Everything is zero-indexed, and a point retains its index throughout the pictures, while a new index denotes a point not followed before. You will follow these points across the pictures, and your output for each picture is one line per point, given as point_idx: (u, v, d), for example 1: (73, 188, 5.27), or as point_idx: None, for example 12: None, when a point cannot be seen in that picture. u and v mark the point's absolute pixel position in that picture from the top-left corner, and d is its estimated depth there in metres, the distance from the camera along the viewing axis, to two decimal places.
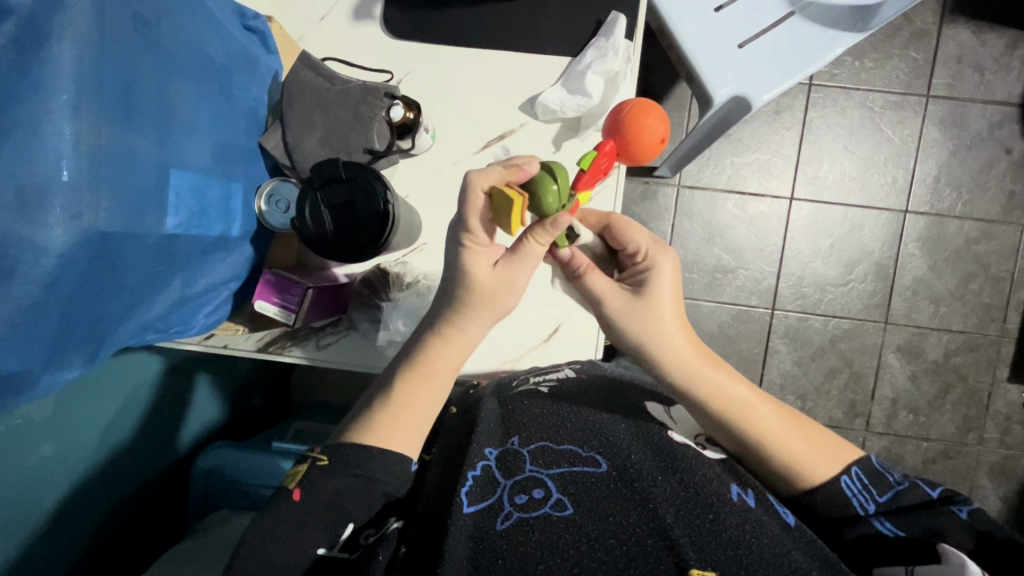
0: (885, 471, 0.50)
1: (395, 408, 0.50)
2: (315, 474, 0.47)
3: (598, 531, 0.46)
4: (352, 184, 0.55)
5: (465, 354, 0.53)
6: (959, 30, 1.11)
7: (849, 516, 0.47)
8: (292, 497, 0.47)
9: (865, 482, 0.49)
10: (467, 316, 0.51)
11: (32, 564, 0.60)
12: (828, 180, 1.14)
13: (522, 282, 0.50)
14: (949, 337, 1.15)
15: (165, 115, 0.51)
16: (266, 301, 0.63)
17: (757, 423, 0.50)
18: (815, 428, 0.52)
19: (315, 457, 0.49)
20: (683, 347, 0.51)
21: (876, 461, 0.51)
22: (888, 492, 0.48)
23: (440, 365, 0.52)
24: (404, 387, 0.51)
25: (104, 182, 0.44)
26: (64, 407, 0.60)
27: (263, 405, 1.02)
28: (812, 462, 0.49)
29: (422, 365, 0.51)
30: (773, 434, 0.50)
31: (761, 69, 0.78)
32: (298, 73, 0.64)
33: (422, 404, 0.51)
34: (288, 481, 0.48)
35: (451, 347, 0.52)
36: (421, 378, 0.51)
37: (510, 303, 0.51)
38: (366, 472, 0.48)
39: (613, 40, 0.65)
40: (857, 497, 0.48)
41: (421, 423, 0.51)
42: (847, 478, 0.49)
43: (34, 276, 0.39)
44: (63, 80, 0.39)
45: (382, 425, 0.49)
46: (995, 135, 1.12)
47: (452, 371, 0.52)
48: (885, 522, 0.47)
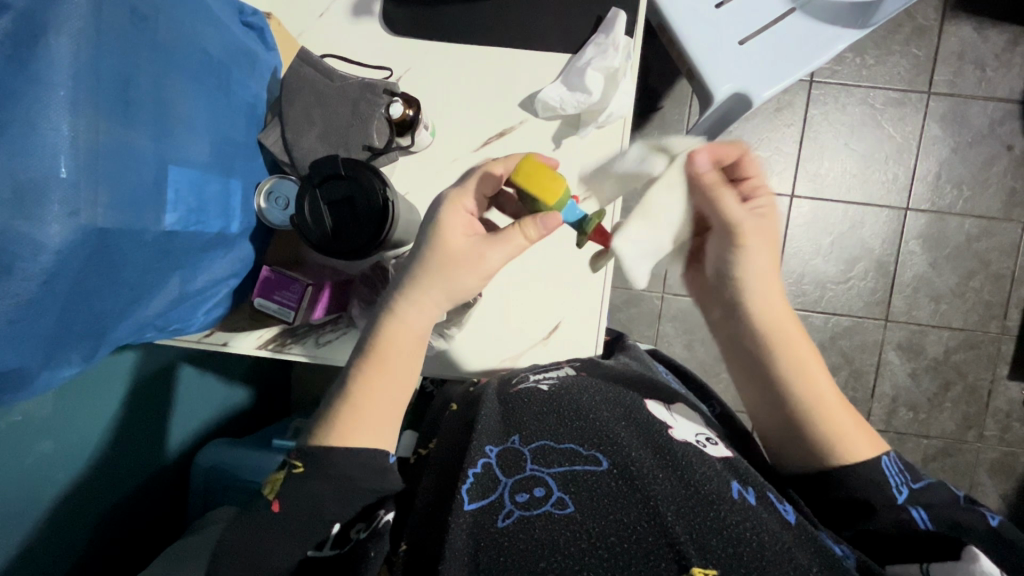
0: (887, 469, 0.50)
1: (352, 405, 0.50)
2: (294, 481, 0.48)
3: (599, 529, 0.46)
4: (352, 181, 0.55)
5: (420, 335, 0.52)
6: (960, 26, 1.11)
7: (882, 501, 0.48)
8: (270, 507, 0.48)
9: (901, 468, 0.51)
10: (420, 288, 0.51)
11: (33, 561, 0.60)
12: (829, 177, 1.14)
13: (495, 257, 0.51)
14: (950, 334, 1.15)
15: (164, 111, 0.50)
16: (265, 298, 0.63)
17: (812, 388, 0.53)
18: (858, 418, 0.54)
19: (290, 464, 0.49)
20: (775, 302, 0.55)
21: (885, 462, 0.51)
22: (921, 480, 0.50)
23: (397, 349, 0.51)
24: (361, 377, 0.50)
25: (102, 178, 0.43)
26: (62, 405, 0.60)
27: (263, 402, 1.02)
28: (850, 440, 0.52)
29: (375, 351, 0.51)
30: (823, 405, 0.53)
31: (762, 65, 0.78)
32: (298, 70, 0.63)
33: (381, 398, 0.51)
34: (267, 489, 0.49)
35: (405, 326, 0.51)
36: (377, 372, 0.51)
37: (470, 284, 0.52)
38: (340, 472, 0.47)
39: (613, 36, 0.65)
40: (894, 479, 0.50)
41: (391, 409, 0.51)
42: (886, 459, 0.51)
43: (33, 272, 0.39)
44: (60, 76, 0.39)
45: (336, 427, 0.49)
46: (996, 131, 1.12)
47: (411, 351, 0.52)
48: (920, 510, 0.48)
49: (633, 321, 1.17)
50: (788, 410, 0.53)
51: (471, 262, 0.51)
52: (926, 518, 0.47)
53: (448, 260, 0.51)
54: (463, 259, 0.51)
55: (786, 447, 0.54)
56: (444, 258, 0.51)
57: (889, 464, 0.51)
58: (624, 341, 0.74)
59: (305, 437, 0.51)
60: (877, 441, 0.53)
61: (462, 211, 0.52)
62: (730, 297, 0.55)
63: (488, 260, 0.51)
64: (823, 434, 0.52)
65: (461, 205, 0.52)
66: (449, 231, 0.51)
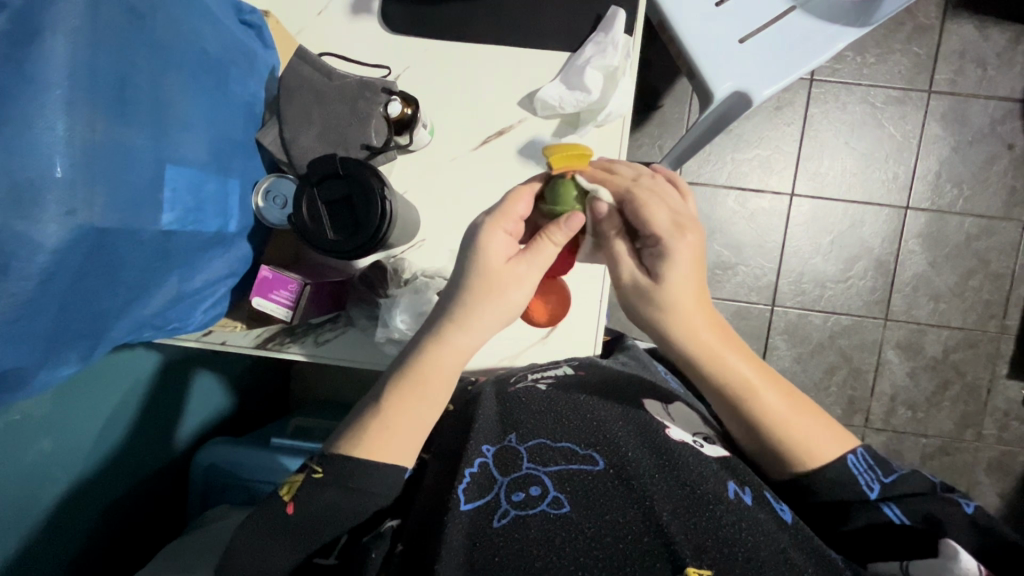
0: (854, 467, 0.49)
1: (385, 421, 0.49)
2: (310, 487, 0.48)
3: (594, 529, 0.46)
4: (350, 179, 0.55)
5: (464, 354, 0.52)
6: (962, 25, 1.10)
7: (854, 500, 0.48)
8: (286, 509, 0.48)
9: (870, 463, 0.49)
10: (469, 313, 0.50)
11: (33, 560, 0.60)
12: (829, 176, 1.14)
13: (524, 279, 0.51)
14: (949, 333, 1.15)
15: (161, 110, 0.50)
16: (263, 297, 0.63)
17: (759, 399, 0.51)
18: (817, 409, 0.52)
19: (310, 469, 0.49)
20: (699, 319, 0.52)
21: (850, 459, 0.49)
22: (893, 474, 0.49)
23: (436, 370, 0.51)
24: (396, 395, 0.50)
25: (98, 178, 0.43)
26: (63, 403, 0.60)
27: (263, 400, 1.02)
28: (817, 444, 0.50)
29: (417, 371, 0.50)
30: (772, 413, 0.50)
31: (761, 63, 0.78)
32: (296, 68, 0.63)
33: (412, 413, 0.50)
34: (282, 490, 0.49)
35: (451, 348, 0.51)
36: (415, 389, 0.50)
37: (516, 298, 0.51)
38: (358, 484, 0.48)
39: (613, 35, 0.64)
40: (863, 477, 0.49)
41: (417, 423, 0.50)
42: (853, 455, 0.50)
43: (30, 273, 0.39)
44: (55, 75, 0.39)
45: (371, 435, 0.49)
46: (997, 130, 1.12)
47: (449, 373, 0.51)
48: (893, 508, 0.47)
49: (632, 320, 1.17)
50: (741, 421, 0.52)
51: (504, 281, 0.50)
52: (899, 514, 0.46)
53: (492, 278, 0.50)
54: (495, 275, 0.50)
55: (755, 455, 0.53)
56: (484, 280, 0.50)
57: (856, 461, 0.49)
58: (624, 340, 0.73)
59: (326, 441, 0.51)
60: (840, 430, 0.52)
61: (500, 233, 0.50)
62: (659, 304, 0.51)
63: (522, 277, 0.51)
64: (788, 447, 0.50)
65: (501, 225, 0.51)
66: (490, 253, 0.50)
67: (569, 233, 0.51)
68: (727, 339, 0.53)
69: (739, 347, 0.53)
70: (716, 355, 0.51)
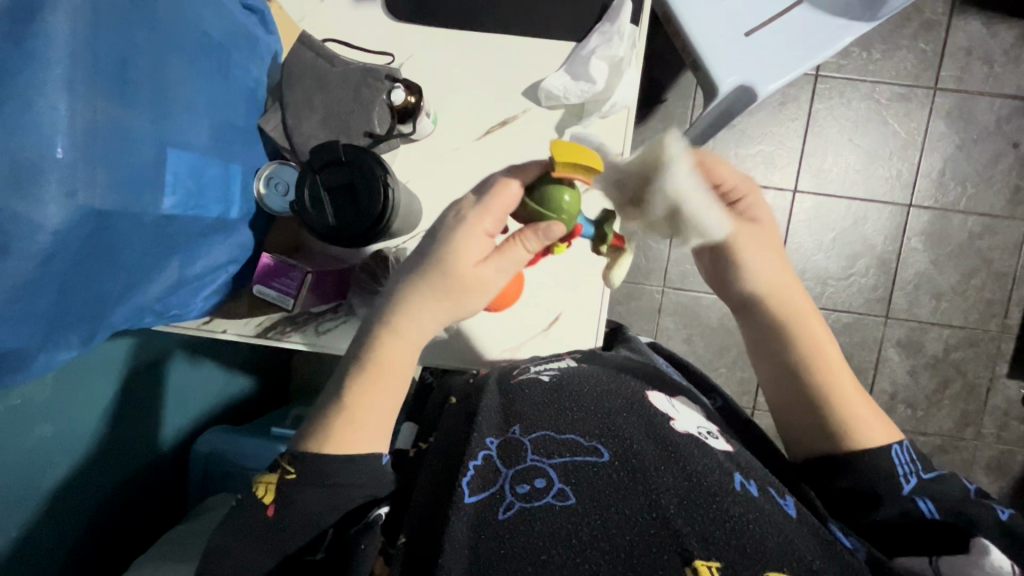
0: (897, 457, 0.50)
1: (350, 414, 0.50)
2: (287, 487, 0.48)
3: (599, 521, 0.46)
4: (352, 167, 0.55)
5: (413, 348, 0.52)
6: (969, 21, 1.10)
7: (885, 488, 0.49)
8: (267, 511, 0.48)
9: (912, 457, 0.51)
10: (425, 308, 0.51)
11: (33, 547, 0.60)
12: (833, 172, 1.13)
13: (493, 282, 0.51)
14: (950, 332, 1.15)
15: (162, 93, 0.50)
16: (264, 284, 0.64)
17: (826, 373, 0.55)
18: (880, 412, 0.55)
19: (281, 469, 0.49)
20: (781, 276, 0.58)
21: (892, 448, 0.51)
22: (933, 471, 0.50)
23: (390, 363, 0.51)
24: (356, 389, 0.51)
25: (99, 158, 0.43)
26: (62, 390, 0.60)
27: (264, 391, 1.02)
28: (863, 425, 0.53)
29: (370, 367, 0.51)
30: (836, 377, 0.55)
31: (767, 58, 0.77)
32: (298, 53, 0.63)
33: (381, 405, 0.51)
34: (260, 493, 0.49)
35: (400, 341, 0.52)
36: (376, 380, 0.51)
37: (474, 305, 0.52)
38: (339, 480, 0.48)
39: (618, 24, 0.64)
40: (903, 467, 0.50)
41: (383, 415, 0.52)
42: (897, 447, 0.51)
43: (30, 253, 0.39)
44: (57, 52, 0.38)
45: (336, 429, 0.50)
46: (1002, 129, 1.11)
47: (406, 365, 0.53)
48: (926, 502, 0.48)
49: (632, 315, 1.17)
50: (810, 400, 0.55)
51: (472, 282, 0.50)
52: (932, 508, 0.47)
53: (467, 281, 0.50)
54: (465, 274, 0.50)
55: (795, 437, 0.56)
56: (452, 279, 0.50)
57: (898, 452, 0.51)
58: (625, 332, 0.73)
59: (294, 442, 0.51)
60: (889, 425, 0.54)
61: (481, 235, 0.50)
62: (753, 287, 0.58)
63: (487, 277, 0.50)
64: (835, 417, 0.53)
65: (480, 226, 0.49)
66: (462, 254, 0.49)
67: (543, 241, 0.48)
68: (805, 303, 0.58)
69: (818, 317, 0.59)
70: (793, 312, 0.57)
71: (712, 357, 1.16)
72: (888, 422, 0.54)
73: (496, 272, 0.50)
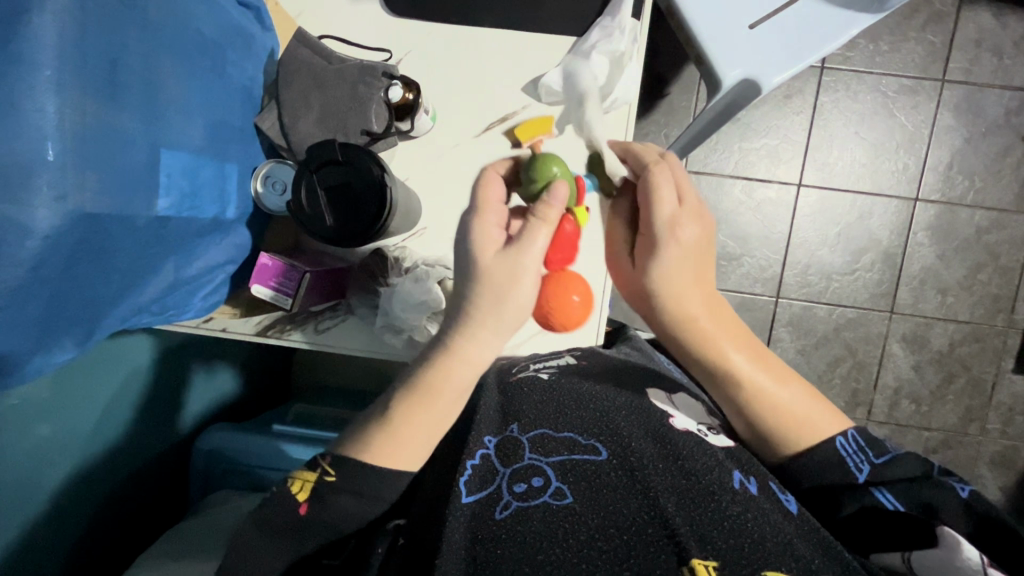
0: (843, 449, 0.49)
1: (392, 428, 0.47)
2: (323, 488, 0.47)
3: (598, 521, 0.46)
4: (350, 166, 0.54)
5: (476, 368, 0.47)
6: (979, 12, 1.08)
7: (844, 484, 0.48)
8: (298, 509, 0.47)
9: (862, 445, 0.50)
10: (479, 325, 0.45)
11: (33, 548, 0.60)
12: (839, 165, 1.12)
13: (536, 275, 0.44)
14: (955, 327, 1.14)
15: (153, 92, 0.49)
16: (263, 285, 0.63)
17: (755, 384, 0.51)
18: (812, 391, 0.53)
19: (322, 469, 0.48)
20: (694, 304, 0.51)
21: (840, 440, 0.50)
22: (886, 455, 0.49)
23: (447, 384, 0.47)
24: (401, 407, 0.48)
25: (90, 162, 0.42)
26: (62, 388, 0.60)
27: (266, 387, 1.02)
28: (807, 424, 0.51)
29: (423, 385, 0.47)
30: (754, 382, 0.51)
31: (773, 51, 0.76)
32: (294, 51, 0.62)
33: (423, 423, 0.48)
34: (295, 489, 0.48)
35: (460, 360, 0.46)
36: (426, 402, 0.47)
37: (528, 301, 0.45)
38: (371, 492, 0.47)
39: (619, 19, 0.62)
40: (852, 458, 0.49)
41: (423, 437, 0.48)
42: (845, 438, 0.50)
43: (19, 258, 0.38)
44: (43, 54, 0.37)
45: (377, 440, 0.48)
46: (1011, 122, 1.09)
47: (460, 387, 0.47)
48: (884, 492, 0.47)
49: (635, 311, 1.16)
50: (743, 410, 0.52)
51: (519, 279, 0.44)
52: (891, 499, 0.47)
53: (516, 281, 0.44)
54: (510, 278, 0.44)
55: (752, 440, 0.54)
56: (494, 276, 0.44)
57: (845, 442, 0.50)
58: (626, 331, 0.72)
59: (339, 442, 0.50)
60: (835, 410, 0.52)
61: (497, 228, 0.46)
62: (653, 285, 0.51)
63: (526, 267, 0.44)
64: (771, 419, 0.51)
65: (487, 221, 0.46)
66: (483, 247, 0.44)
67: (559, 203, 0.45)
68: (724, 323, 0.53)
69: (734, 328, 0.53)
70: (705, 334, 0.52)
71: None
72: (834, 408, 0.53)
73: (522, 254, 0.44)
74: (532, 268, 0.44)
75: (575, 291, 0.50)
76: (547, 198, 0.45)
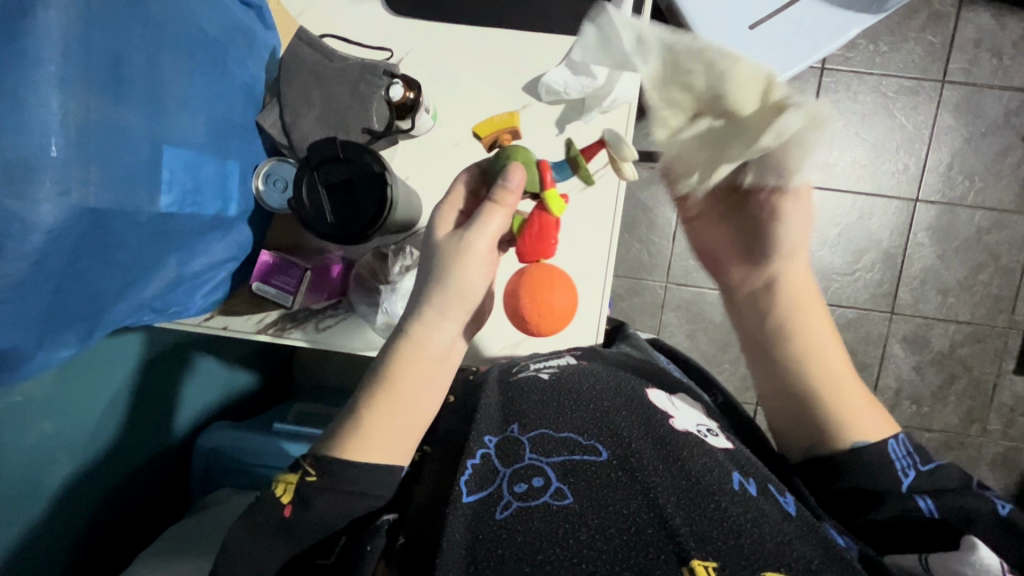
0: (892, 453, 0.50)
1: (362, 424, 0.48)
2: (306, 489, 0.47)
3: (598, 521, 0.46)
4: (352, 164, 0.54)
5: (433, 355, 0.49)
6: (979, 12, 1.08)
7: (886, 492, 0.49)
8: (282, 511, 0.47)
9: (909, 450, 0.51)
10: (433, 312, 0.48)
11: (35, 546, 0.60)
12: (839, 166, 1.12)
13: (482, 248, 0.47)
14: (957, 328, 1.14)
15: (156, 90, 0.49)
16: (263, 282, 0.65)
17: (830, 373, 0.55)
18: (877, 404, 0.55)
19: (304, 470, 0.48)
20: (797, 286, 0.56)
21: (890, 443, 0.51)
22: (931, 462, 0.50)
23: (405, 375, 0.49)
24: (364, 398, 0.49)
25: (93, 157, 0.43)
26: (65, 385, 0.60)
27: (267, 387, 1.02)
28: (864, 422, 0.53)
29: (382, 375, 0.49)
30: (827, 368, 0.55)
31: (773, 51, 0.76)
32: (295, 49, 0.62)
33: (403, 416, 0.49)
34: (279, 492, 0.48)
35: (415, 345, 0.49)
36: (389, 394, 0.48)
37: (476, 285, 0.48)
38: (352, 486, 0.47)
39: (621, 18, 0.62)
40: (900, 462, 0.50)
41: (396, 429, 0.49)
42: (897, 442, 0.51)
43: (23, 252, 0.38)
44: (48, 51, 0.38)
45: (345, 436, 0.48)
46: (1011, 122, 1.10)
47: (420, 372, 0.49)
48: (926, 500, 0.48)
49: (635, 311, 1.17)
50: (806, 403, 0.54)
51: (467, 257, 0.47)
52: (932, 507, 0.47)
53: (462, 257, 0.46)
54: (458, 259, 0.47)
55: (798, 444, 0.55)
56: (446, 257, 0.47)
57: (895, 446, 0.51)
58: (625, 329, 0.72)
59: (319, 442, 0.50)
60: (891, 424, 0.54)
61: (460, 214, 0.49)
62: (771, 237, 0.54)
63: (477, 248, 0.47)
64: (819, 390, 0.54)
65: (451, 208, 0.49)
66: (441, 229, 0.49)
67: (515, 187, 0.46)
68: (813, 312, 0.57)
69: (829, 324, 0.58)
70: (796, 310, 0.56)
71: (715, 353, 1.15)
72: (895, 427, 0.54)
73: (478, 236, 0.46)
74: (482, 248, 0.47)
75: (558, 288, 0.53)
76: (504, 184, 0.46)
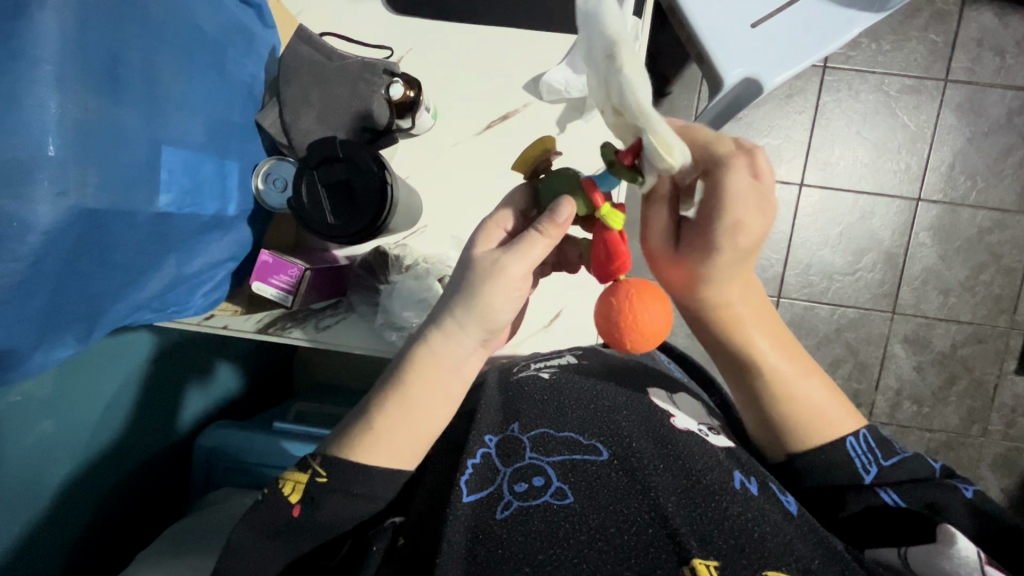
0: (853, 450, 0.50)
1: (370, 433, 0.47)
2: (314, 490, 0.46)
3: (598, 521, 0.46)
4: (350, 164, 0.54)
5: (452, 372, 0.47)
6: (981, 11, 1.07)
7: (850, 484, 0.49)
8: (292, 511, 0.47)
9: (872, 445, 0.51)
10: (456, 327, 0.46)
11: (34, 547, 0.60)
12: (841, 165, 1.12)
13: (516, 275, 0.44)
14: (958, 328, 1.13)
15: (154, 88, 0.49)
16: (262, 282, 0.62)
17: (781, 381, 0.52)
18: (832, 388, 0.54)
19: (313, 470, 0.47)
20: (737, 298, 0.50)
21: (850, 440, 0.51)
22: (893, 456, 0.51)
23: (423, 392, 0.47)
24: (379, 409, 0.47)
25: (91, 157, 0.42)
26: (65, 385, 0.60)
27: (267, 386, 1.02)
28: (825, 421, 0.51)
29: (399, 386, 0.47)
30: (778, 372, 0.52)
31: (775, 50, 0.76)
32: (295, 48, 0.62)
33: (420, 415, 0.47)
34: (287, 491, 0.47)
35: (435, 362, 0.46)
36: (403, 408, 0.47)
37: (504, 310, 0.45)
38: (362, 489, 0.46)
39: (621, 17, 0.62)
40: (860, 459, 0.50)
41: (405, 440, 0.47)
42: (854, 438, 0.51)
43: (20, 253, 0.38)
44: (45, 50, 0.38)
45: (357, 440, 0.47)
46: (1013, 121, 1.09)
47: (437, 389, 0.47)
48: (889, 493, 0.48)
49: None
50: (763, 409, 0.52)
51: (498, 280, 0.44)
52: (896, 499, 0.48)
53: (494, 280, 0.43)
54: (488, 283, 0.44)
55: (758, 437, 0.54)
56: (476, 279, 0.44)
57: (856, 442, 0.51)
58: None
59: (328, 441, 0.49)
60: (851, 409, 0.54)
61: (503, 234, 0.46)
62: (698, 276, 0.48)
63: (513, 273, 0.43)
64: (774, 398, 0.52)
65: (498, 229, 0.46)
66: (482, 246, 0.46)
67: (562, 216, 0.42)
68: (759, 310, 0.52)
69: (772, 315, 0.53)
70: (739, 322, 0.51)
71: None
72: (850, 408, 0.53)
73: (511, 259, 0.43)
74: (518, 274, 0.43)
75: (652, 300, 0.42)
76: (551, 214, 0.43)
